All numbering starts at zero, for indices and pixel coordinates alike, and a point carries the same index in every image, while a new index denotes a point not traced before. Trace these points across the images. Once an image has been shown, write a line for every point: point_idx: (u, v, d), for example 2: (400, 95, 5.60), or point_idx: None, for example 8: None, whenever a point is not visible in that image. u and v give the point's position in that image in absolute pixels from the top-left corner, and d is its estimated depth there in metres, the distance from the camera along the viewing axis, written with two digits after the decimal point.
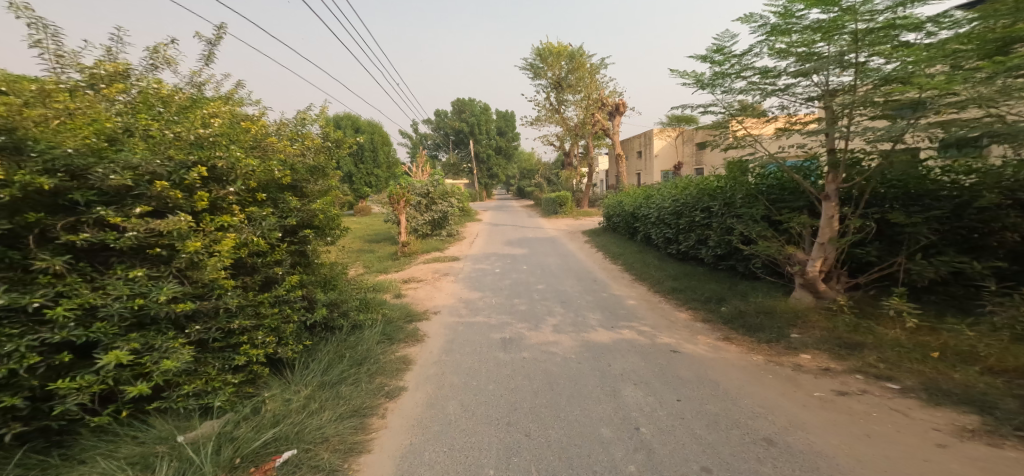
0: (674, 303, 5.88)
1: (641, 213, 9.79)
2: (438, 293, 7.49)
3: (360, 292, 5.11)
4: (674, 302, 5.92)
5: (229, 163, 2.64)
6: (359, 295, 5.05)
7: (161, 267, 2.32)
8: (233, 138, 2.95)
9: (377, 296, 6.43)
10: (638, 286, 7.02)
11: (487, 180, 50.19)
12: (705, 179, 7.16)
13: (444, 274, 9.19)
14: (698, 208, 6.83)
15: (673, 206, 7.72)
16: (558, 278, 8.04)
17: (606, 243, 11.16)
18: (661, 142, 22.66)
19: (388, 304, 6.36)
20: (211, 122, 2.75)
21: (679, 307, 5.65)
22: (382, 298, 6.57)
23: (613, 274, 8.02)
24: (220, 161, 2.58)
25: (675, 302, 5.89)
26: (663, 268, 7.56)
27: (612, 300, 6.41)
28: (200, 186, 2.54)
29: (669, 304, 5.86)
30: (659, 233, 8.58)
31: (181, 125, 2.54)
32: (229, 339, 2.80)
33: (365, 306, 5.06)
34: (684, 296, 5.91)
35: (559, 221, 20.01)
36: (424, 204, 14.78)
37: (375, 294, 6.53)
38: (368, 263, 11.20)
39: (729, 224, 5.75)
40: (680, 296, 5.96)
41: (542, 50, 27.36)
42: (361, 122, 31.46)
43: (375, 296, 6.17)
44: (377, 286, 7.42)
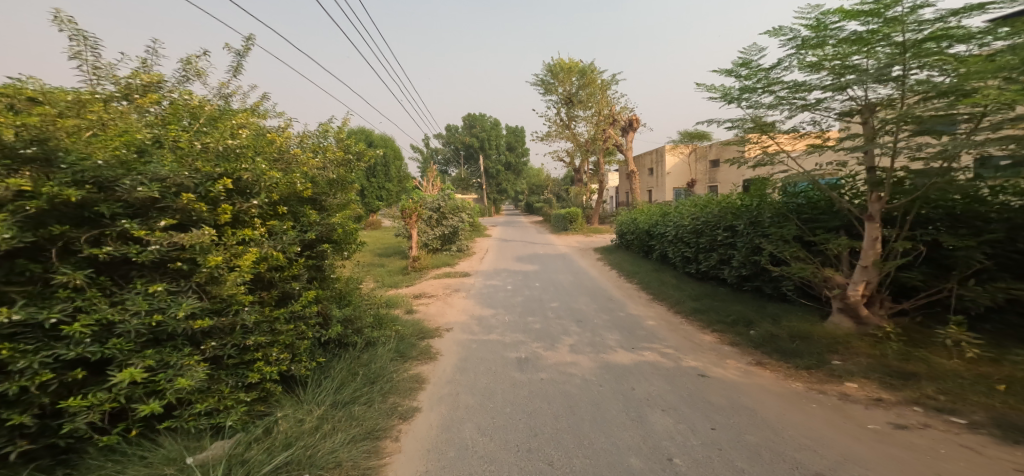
0: (698, 325, 5.72)
1: (657, 231, 9.66)
2: (450, 309, 7.37)
3: (374, 307, 5.03)
4: (699, 324, 5.76)
5: (253, 175, 2.60)
6: (371, 311, 4.95)
7: (181, 282, 2.25)
8: (259, 151, 2.90)
9: (390, 312, 6.34)
10: (658, 306, 6.87)
11: (497, 195, 50.45)
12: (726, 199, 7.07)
13: (456, 289, 9.09)
14: (719, 227, 6.72)
15: (691, 224, 7.62)
16: (573, 296, 7.91)
17: (620, 261, 11.03)
18: (675, 159, 22.61)
19: (401, 320, 6.26)
20: (238, 134, 2.70)
21: (705, 330, 5.50)
22: (395, 314, 6.48)
23: (631, 293, 7.87)
24: (246, 173, 2.55)
25: (699, 324, 5.73)
26: (683, 287, 7.40)
27: (630, 321, 6.26)
28: (224, 199, 2.49)
29: (693, 326, 5.70)
30: (677, 251, 8.45)
31: (209, 135, 2.50)
32: (244, 356, 2.70)
33: (377, 323, 4.96)
34: (709, 318, 5.76)
35: (569, 238, 19.91)
36: (436, 218, 14.80)
37: (387, 310, 6.44)
38: (379, 278, 11.13)
39: (755, 244, 5.63)
40: (705, 318, 5.81)
41: (553, 67, 27.74)
42: (373, 136, 31.92)
43: (388, 312, 6.07)
44: (389, 301, 7.35)
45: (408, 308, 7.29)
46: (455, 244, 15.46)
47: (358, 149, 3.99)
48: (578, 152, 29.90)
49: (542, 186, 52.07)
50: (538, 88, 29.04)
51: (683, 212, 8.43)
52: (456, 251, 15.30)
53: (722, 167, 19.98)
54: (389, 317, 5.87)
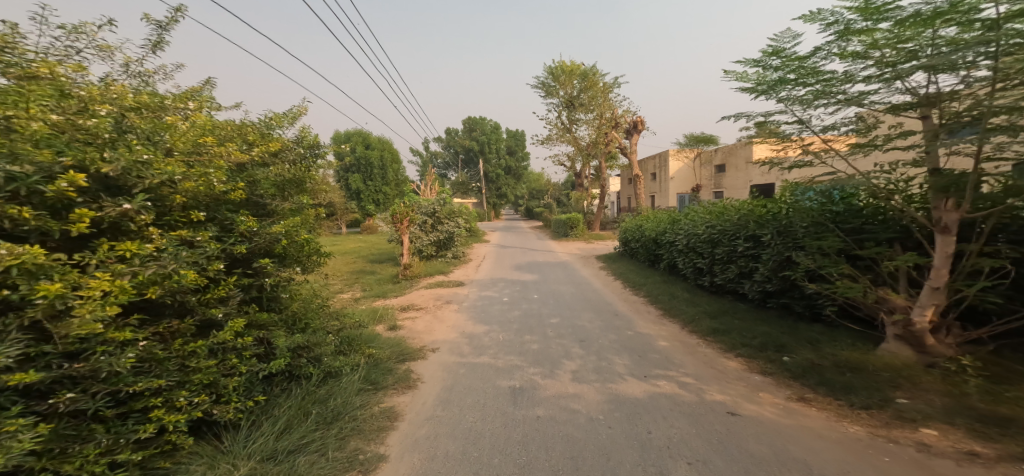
0: (720, 347, 5.04)
1: (664, 240, 8.99)
2: (438, 325, 6.66)
3: (343, 327, 4.31)
4: (720, 346, 5.08)
5: (135, 165, 1.91)
6: (337, 331, 4.22)
7: (6, 315, 1.55)
8: (154, 140, 2.18)
9: (369, 330, 5.64)
10: (671, 323, 6.19)
11: (496, 200, 49.79)
12: (744, 206, 6.43)
13: (446, 301, 8.38)
14: (739, 237, 6.09)
15: (704, 234, 6.98)
16: (575, 310, 7.25)
17: (624, 270, 10.38)
18: (678, 163, 21.99)
19: (379, 339, 5.54)
20: (98, 114, 1.96)
21: (728, 354, 4.82)
22: (375, 332, 5.76)
23: (638, 307, 7.20)
24: (115, 164, 1.84)
25: (721, 346, 5.06)
26: (697, 302, 6.72)
27: (640, 341, 5.60)
28: (83, 201, 1.80)
29: (714, 349, 5.02)
30: (688, 262, 7.78)
31: (50, 110, 1.83)
32: (131, 404, 1.99)
33: (343, 346, 4.23)
34: (732, 340, 5.08)
35: (569, 244, 19.19)
36: (429, 223, 14.10)
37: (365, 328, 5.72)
38: (366, 287, 10.39)
39: (785, 257, 5.00)
40: (728, 340, 5.13)
41: (554, 69, 27.26)
42: (370, 139, 31.30)
43: (364, 331, 5.35)
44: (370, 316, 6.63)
45: (392, 324, 6.58)
46: (450, 250, 14.74)
47: (309, 138, 3.30)
48: (579, 156, 29.30)
49: (542, 191, 51.42)
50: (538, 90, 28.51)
51: (694, 220, 7.78)
52: (451, 257, 14.57)
53: (728, 172, 19.38)
54: (365, 337, 5.14)
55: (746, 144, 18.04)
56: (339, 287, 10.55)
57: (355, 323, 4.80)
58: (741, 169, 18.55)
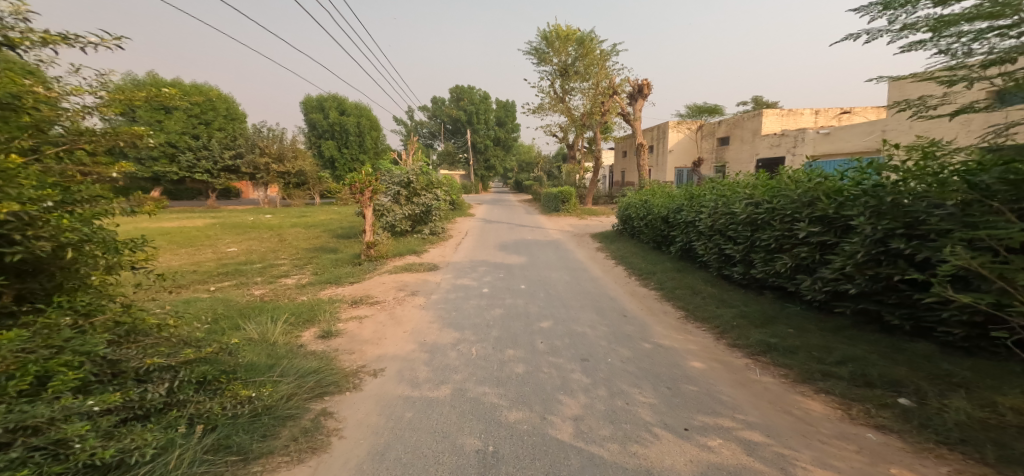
0: (786, 374, 3.38)
1: (679, 220, 7.06)
2: (390, 333, 4.95)
3: (187, 360, 2.60)
4: (786, 372, 3.42)
5: None
6: (174, 366, 2.55)
7: None
8: None
9: (274, 351, 3.87)
10: (699, 329, 4.51)
11: (485, 172, 47.58)
12: (800, 174, 4.46)
13: (410, 292, 6.66)
14: (787, 218, 4.19)
15: (736, 212, 5.04)
16: (570, 309, 5.59)
17: (626, 253, 8.72)
18: (678, 135, 19.79)
19: (291, 359, 3.80)
20: None
21: (805, 388, 3.16)
22: (290, 351, 4.01)
23: (650, 306, 5.51)
24: None
25: (787, 372, 3.40)
26: (730, 299, 5.02)
27: (663, 359, 3.96)
28: None
29: (777, 376, 3.37)
30: (710, 248, 5.91)
31: None
32: None
33: (179, 387, 2.51)
34: (803, 364, 3.42)
35: (562, 220, 17.39)
36: (404, 196, 12.24)
37: (258, 348, 3.91)
38: (319, 270, 8.60)
39: (887, 251, 3.21)
40: (796, 362, 3.46)
41: (549, 33, 25.44)
42: (347, 104, 28.75)
43: (251, 357, 3.55)
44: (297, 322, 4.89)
45: (325, 329, 4.84)
46: (426, 226, 12.87)
47: None
48: (572, 127, 27.31)
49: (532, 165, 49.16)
50: (530, 56, 26.43)
51: (722, 195, 5.83)
52: (428, 234, 12.71)
53: (733, 146, 17.18)
54: (253, 366, 3.37)
55: (755, 116, 15.75)
56: (286, 269, 8.72)
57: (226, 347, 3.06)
58: (746, 141, 16.36)
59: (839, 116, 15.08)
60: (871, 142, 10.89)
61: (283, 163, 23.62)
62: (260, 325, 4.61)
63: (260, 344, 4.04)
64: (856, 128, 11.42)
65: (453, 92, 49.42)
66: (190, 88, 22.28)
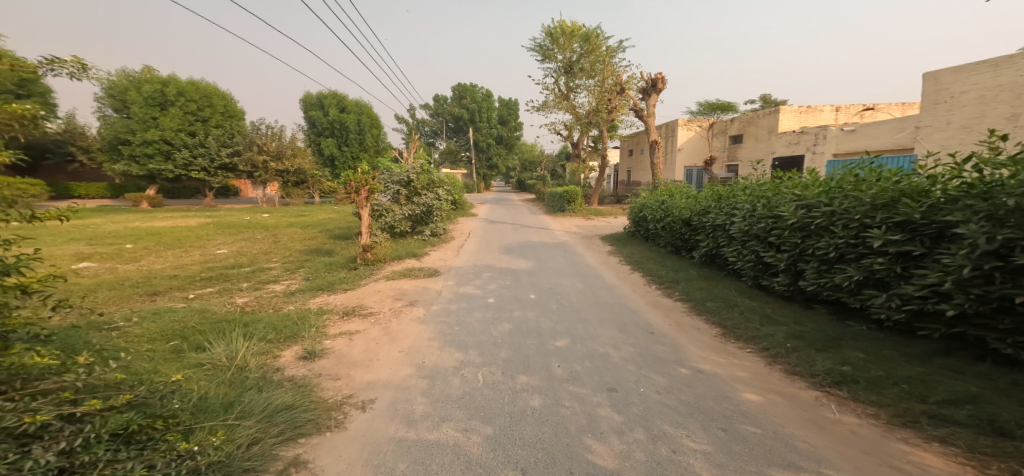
0: (875, 414, 2.72)
1: (703, 222, 6.39)
2: (384, 355, 4.31)
3: (101, 409, 1.98)
4: (874, 411, 2.76)
5: None
6: (83, 418, 1.94)
7: None
8: None
9: (237, 387, 3.23)
10: (745, 351, 3.85)
11: (487, 171, 46.94)
12: (863, 170, 3.82)
13: (409, 303, 6.03)
14: (854, 223, 3.52)
15: (780, 214, 4.39)
16: (589, 325, 4.95)
17: (643, 258, 8.06)
18: (688, 132, 18.83)
19: (262, 394, 3.16)
20: None
21: (907, 434, 2.50)
22: (261, 383, 3.38)
23: (679, 320, 4.85)
24: None
25: (875, 412, 2.74)
26: (774, 315, 4.36)
27: (711, 390, 3.30)
28: None
29: (865, 417, 2.71)
30: (742, 254, 5.24)
31: None
32: None
33: (89, 445, 1.87)
34: (894, 402, 2.76)
35: (568, 220, 16.72)
36: (403, 195, 11.61)
37: (218, 383, 3.26)
38: (311, 275, 7.97)
39: (1006, 266, 2.57)
40: (884, 399, 2.80)
41: (554, 29, 24.87)
42: (347, 101, 28.12)
43: (202, 399, 2.89)
44: (275, 346, 4.25)
45: (309, 351, 4.20)
46: (427, 227, 12.22)
47: None
48: (577, 125, 26.58)
49: (535, 163, 48.36)
50: (534, 52, 25.70)
51: (758, 194, 5.17)
52: (429, 235, 12.06)
53: (746, 144, 16.36)
54: (203, 412, 2.71)
55: (771, 112, 14.99)
56: (276, 274, 8.10)
57: (163, 389, 2.42)
58: (761, 139, 15.51)
59: (860, 113, 14.29)
60: (903, 139, 10.12)
61: (281, 161, 23.13)
62: (227, 350, 3.95)
63: (222, 377, 3.38)
64: (885, 125, 10.64)
65: (456, 90, 48.81)
66: (185, 84, 21.67)
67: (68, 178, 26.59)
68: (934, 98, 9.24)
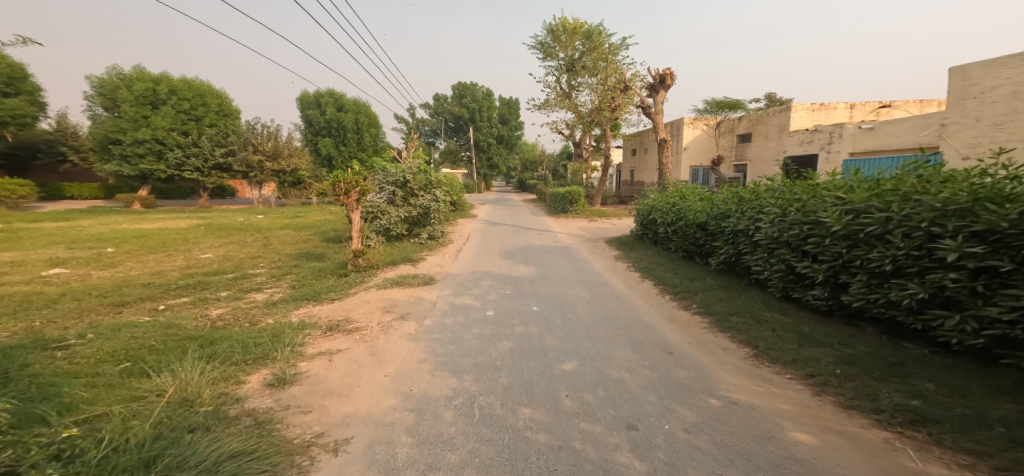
0: (972, 466, 2.14)
1: (718, 226, 5.83)
2: (364, 382, 3.76)
3: None
4: (968, 461, 2.18)
5: None
6: None
7: None
8: None
9: (175, 431, 2.69)
10: (786, 378, 3.28)
11: (487, 171, 46.39)
12: (923, 170, 3.25)
13: (400, 317, 5.48)
14: (918, 230, 2.94)
15: (816, 220, 3.81)
16: (600, 344, 4.39)
17: (654, 264, 7.50)
18: (693, 131, 18.28)
19: (207, 440, 2.61)
20: None
21: None
22: (208, 424, 2.83)
23: (700, 337, 4.28)
24: None
25: (972, 462, 2.15)
26: (814, 334, 3.79)
27: (753, 426, 2.72)
28: None
29: (960, 470, 2.12)
30: (764, 263, 4.68)
31: None
32: None
33: None
34: (995, 450, 2.18)
35: (571, 222, 16.18)
36: (399, 197, 11.07)
37: (152, 428, 2.71)
38: (298, 282, 7.43)
39: None
40: (980, 446, 2.22)
41: (556, 26, 24.38)
42: (345, 100, 27.60)
43: (115, 455, 2.32)
44: (240, 372, 3.70)
45: (275, 378, 3.66)
46: (424, 230, 11.69)
47: None
48: (578, 124, 26.06)
49: (537, 163, 47.77)
50: (535, 50, 25.21)
51: (784, 197, 4.61)
52: (426, 238, 11.52)
53: (755, 143, 15.80)
54: (110, 473, 2.14)
55: (782, 110, 14.43)
56: (261, 281, 7.56)
57: None
58: (771, 138, 14.95)
59: (876, 110, 13.73)
60: (927, 137, 9.56)
61: (276, 161, 22.59)
62: (178, 380, 3.41)
63: (162, 418, 2.84)
64: (907, 122, 10.07)
65: (456, 89, 48.32)
66: (178, 82, 21.16)
67: (61, 178, 26.18)
68: (962, 93, 8.68)
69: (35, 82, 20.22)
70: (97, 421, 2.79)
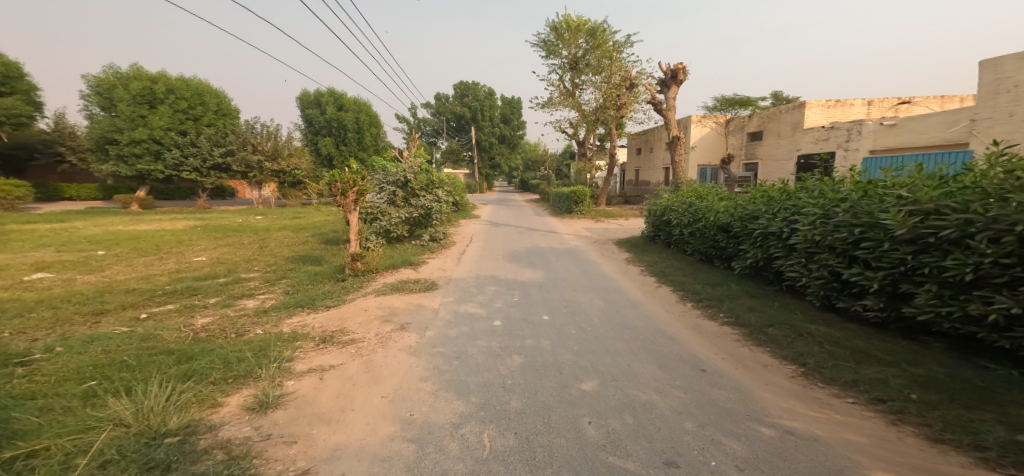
0: None
1: (743, 228, 5.37)
2: (358, 406, 3.33)
3: None
4: None
5: None
6: None
7: None
8: None
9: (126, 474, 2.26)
10: (848, 403, 2.83)
11: (489, 170, 46.00)
12: (1008, 163, 2.79)
13: (400, 328, 5.05)
14: (1010, 234, 2.48)
15: (870, 221, 3.37)
16: (622, 360, 3.95)
17: (671, 267, 7.05)
18: (702, 129, 17.82)
19: None
20: None
21: None
22: (169, 462, 2.40)
23: (734, 351, 3.84)
24: None
25: None
26: (872, 351, 3.33)
27: (821, 463, 2.27)
28: None
29: None
30: (800, 269, 4.24)
31: None
32: None
33: None
34: None
35: (577, 223, 15.74)
36: (400, 197, 10.67)
37: (98, 470, 2.28)
38: (292, 287, 7.01)
39: None
40: None
41: (559, 23, 23.95)
42: (345, 99, 27.21)
43: None
44: (219, 395, 3.28)
45: (256, 402, 3.23)
46: (426, 231, 11.28)
47: None
48: (582, 123, 25.60)
49: (539, 163, 47.35)
50: (538, 47, 24.79)
51: (822, 196, 4.18)
52: (428, 240, 11.11)
53: (766, 141, 15.32)
54: None
55: (796, 106, 13.96)
56: (253, 286, 7.15)
57: None
58: (784, 135, 14.48)
59: (895, 107, 13.24)
60: (956, 133, 9.08)
61: (276, 161, 22.22)
62: (144, 404, 2.99)
63: (114, 457, 2.41)
64: (934, 117, 9.60)
65: (458, 89, 47.94)
66: (177, 81, 20.82)
67: (60, 179, 25.92)
68: (995, 87, 8.22)
69: (31, 81, 19.90)
70: (36, 459, 2.36)
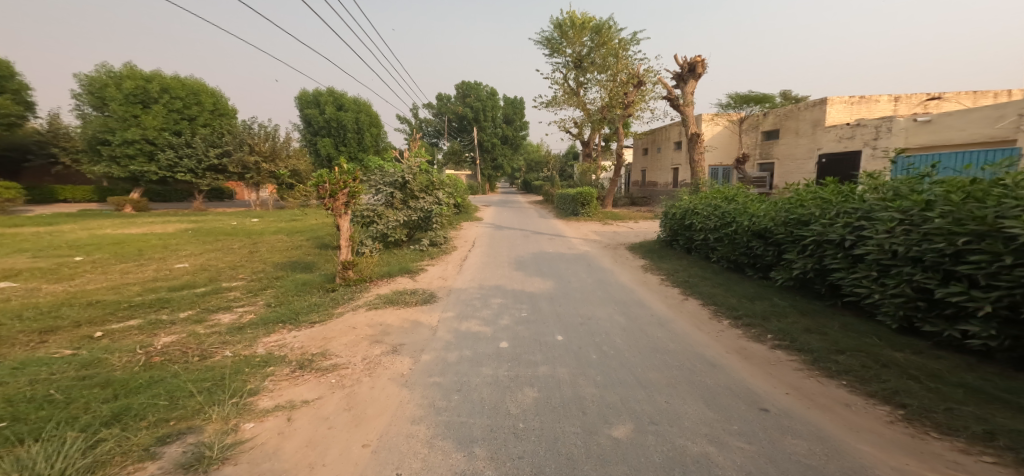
0: None
1: (787, 236, 4.67)
2: (331, 458, 2.64)
3: None
4: None
5: None
6: None
7: None
8: None
9: None
10: (987, 464, 2.11)
11: (492, 171, 45.46)
12: None
13: (393, 351, 4.35)
14: None
15: (981, 230, 2.75)
16: (659, 395, 3.25)
17: (698, 276, 6.35)
18: (714, 128, 17.11)
19: None
20: None
21: None
22: None
23: (799, 384, 3.13)
24: None
25: None
26: (993, 390, 2.63)
27: None
28: None
29: None
30: (870, 284, 3.55)
31: None
32: None
33: None
34: None
35: (585, 226, 15.05)
36: (398, 199, 10.02)
37: None
38: (277, 298, 6.34)
39: None
40: None
41: (563, 20, 23.26)
42: (344, 99, 26.63)
43: None
44: (156, 446, 2.59)
45: (200, 456, 2.53)
46: (426, 235, 10.61)
47: None
48: (587, 122, 24.89)
49: (542, 164, 46.73)
50: (541, 45, 24.13)
51: (897, 200, 3.52)
52: (427, 245, 10.43)
53: (783, 139, 14.60)
54: None
55: (816, 103, 13.23)
56: (233, 296, 6.47)
57: None
58: (802, 134, 13.77)
59: (923, 103, 12.54)
60: (1002, 129, 8.39)
61: (274, 162, 21.64)
62: (47, 461, 2.32)
63: None
64: (975, 112, 8.90)
65: (460, 89, 47.41)
66: (171, 80, 20.24)
67: (54, 180, 25.42)
68: None
69: (21, 80, 19.37)
70: None
